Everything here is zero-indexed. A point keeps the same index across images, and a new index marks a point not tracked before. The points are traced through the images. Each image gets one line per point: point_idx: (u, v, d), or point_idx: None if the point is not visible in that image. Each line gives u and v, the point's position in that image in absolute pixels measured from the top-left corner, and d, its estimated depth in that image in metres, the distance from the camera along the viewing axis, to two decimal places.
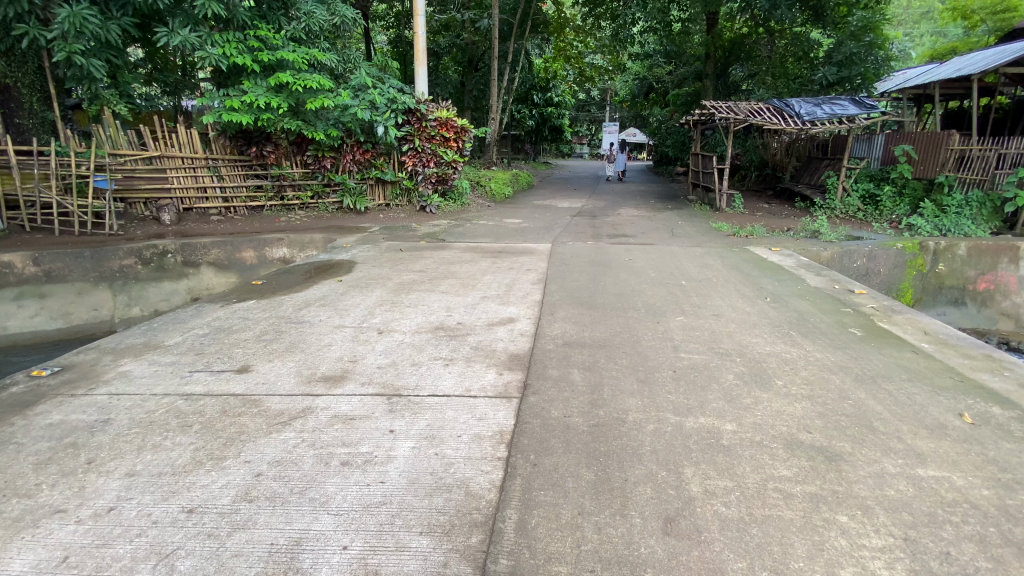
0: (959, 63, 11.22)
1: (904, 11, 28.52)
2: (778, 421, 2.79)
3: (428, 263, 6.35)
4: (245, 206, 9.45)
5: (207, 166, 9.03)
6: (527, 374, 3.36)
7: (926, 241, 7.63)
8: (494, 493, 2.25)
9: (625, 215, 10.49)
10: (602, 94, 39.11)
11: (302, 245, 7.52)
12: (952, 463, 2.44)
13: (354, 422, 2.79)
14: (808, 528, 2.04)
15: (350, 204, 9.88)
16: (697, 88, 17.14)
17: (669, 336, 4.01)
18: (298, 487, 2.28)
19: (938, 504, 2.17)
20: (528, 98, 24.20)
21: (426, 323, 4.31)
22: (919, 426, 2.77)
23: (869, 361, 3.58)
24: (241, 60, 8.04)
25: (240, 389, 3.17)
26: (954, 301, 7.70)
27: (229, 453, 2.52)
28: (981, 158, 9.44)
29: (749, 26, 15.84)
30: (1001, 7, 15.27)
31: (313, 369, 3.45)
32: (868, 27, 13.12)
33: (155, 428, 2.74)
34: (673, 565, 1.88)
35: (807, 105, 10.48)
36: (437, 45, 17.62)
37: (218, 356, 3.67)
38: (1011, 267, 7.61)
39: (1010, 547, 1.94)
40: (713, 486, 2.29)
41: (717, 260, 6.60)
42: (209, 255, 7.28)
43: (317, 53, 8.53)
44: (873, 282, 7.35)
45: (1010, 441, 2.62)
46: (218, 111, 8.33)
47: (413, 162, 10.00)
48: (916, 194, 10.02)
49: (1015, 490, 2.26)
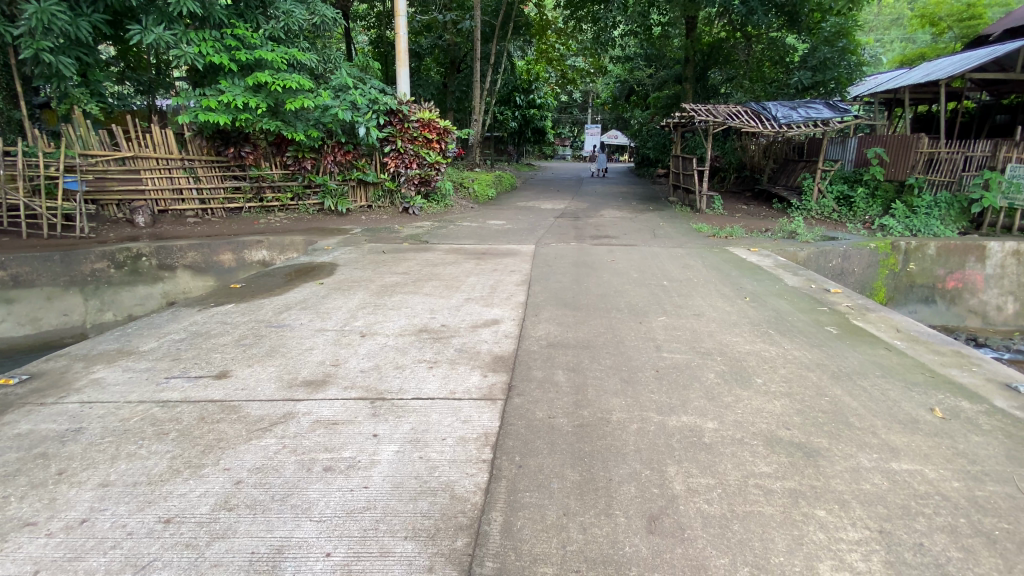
0: (927, 68, 11.51)
1: (874, 17, 29.45)
2: (758, 419, 2.84)
3: (411, 265, 6.32)
4: (223, 208, 9.26)
5: (183, 166, 8.85)
6: (512, 375, 3.37)
7: (897, 240, 7.82)
8: (479, 496, 2.25)
9: (608, 216, 10.63)
10: (584, 96, 39.63)
11: (281, 247, 7.41)
12: (924, 457, 2.51)
13: (337, 427, 2.76)
14: (788, 523, 2.08)
15: (331, 205, 9.81)
16: (676, 92, 17.44)
17: (652, 336, 4.06)
18: (280, 494, 2.24)
19: (911, 497, 2.24)
20: (510, 100, 24.28)
21: (410, 326, 4.29)
22: (892, 420, 2.85)
23: (845, 358, 3.67)
24: (218, 60, 7.88)
25: (219, 395, 3.10)
26: (925, 298, 7.91)
27: (208, 461, 2.47)
28: (949, 160, 9.69)
29: (727, 31, 15.93)
30: (966, 14, 15.83)
31: (294, 374, 3.39)
32: (842, 33, 13.65)
33: (130, 436, 2.67)
34: (657, 563, 1.90)
35: (783, 108, 10.69)
36: (420, 46, 17.57)
37: (195, 362, 3.59)
38: (978, 266, 7.82)
39: (980, 537, 2.01)
40: (696, 483, 2.32)
41: (698, 260, 6.70)
42: (185, 258, 7.10)
43: (297, 53, 8.38)
44: (848, 281, 7.55)
45: (978, 434, 2.71)
46: (194, 111, 8.15)
47: (395, 164, 9.92)
48: (887, 195, 10.32)
49: (984, 481, 2.34)
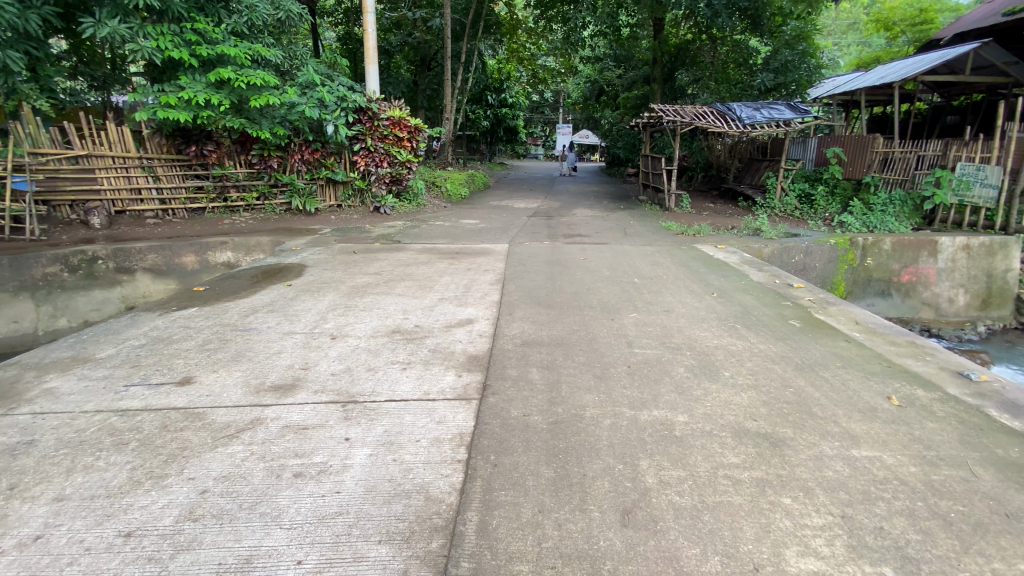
0: (881, 71, 12.00)
1: (832, 22, 30.58)
2: (726, 411, 2.91)
3: (383, 266, 6.23)
4: (185, 208, 8.94)
5: (141, 165, 8.51)
6: (486, 375, 3.36)
7: (855, 236, 8.14)
8: (454, 496, 2.23)
9: (580, 214, 10.73)
10: (555, 96, 39.84)
11: (247, 249, 7.22)
12: (882, 443, 2.63)
13: (307, 432, 2.69)
14: (756, 512, 2.14)
15: (299, 205, 9.59)
16: (645, 92, 17.67)
17: (624, 333, 4.12)
18: (248, 502, 2.18)
19: (871, 482, 2.33)
20: (482, 99, 24.23)
21: (382, 327, 4.23)
22: (852, 409, 2.97)
23: (808, 350, 3.81)
24: (177, 54, 7.60)
25: (183, 402, 2.99)
26: (882, 292, 8.26)
27: (171, 470, 2.38)
28: (903, 160, 9.94)
29: (693, 33, 16.30)
30: (919, 19, 16.67)
31: (261, 379, 3.30)
32: (801, 36, 14.08)
33: (86, 447, 2.55)
34: (630, 556, 1.92)
35: (747, 110, 10.94)
36: (389, 44, 17.33)
37: (156, 368, 3.45)
38: (931, 260, 8.20)
39: (936, 519, 2.11)
40: (667, 476, 2.36)
41: (667, 257, 6.83)
42: (145, 261, 6.80)
43: (261, 48, 8.14)
44: (810, 276, 7.83)
45: (932, 421, 2.85)
46: (152, 108, 7.84)
47: (365, 162, 9.76)
48: (846, 193, 10.73)
49: (938, 466, 2.46)
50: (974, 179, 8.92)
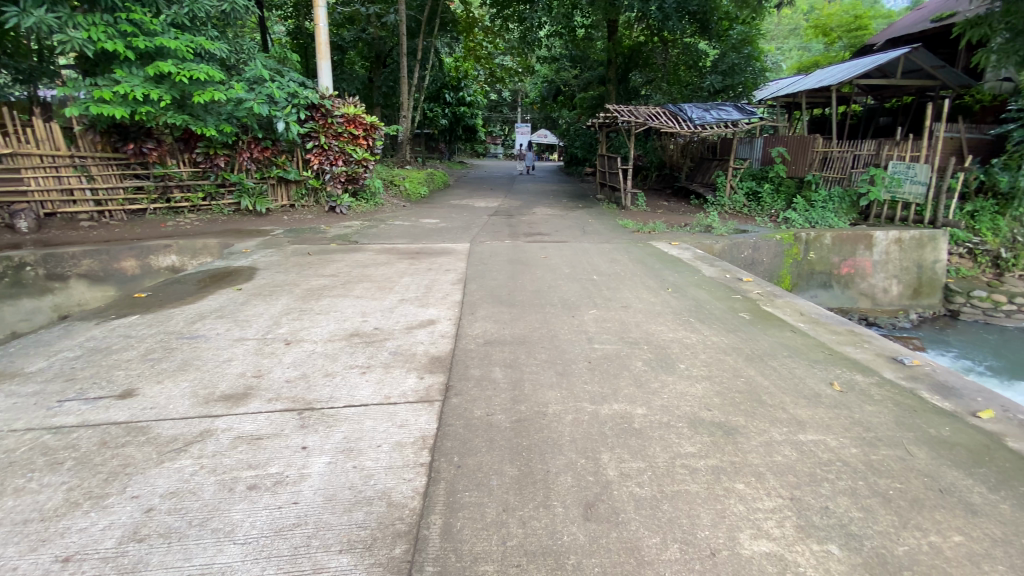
0: (821, 75, 12.66)
1: (775, 27, 32.11)
2: (682, 402, 3.01)
3: (340, 267, 6.07)
4: (123, 210, 8.41)
5: (73, 165, 7.94)
6: (449, 376, 3.34)
7: (799, 232, 8.57)
8: (418, 501, 2.20)
9: (540, 213, 10.80)
10: (513, 95, 39.98)
11: (193, 252, 6.91)
12: (827, 427, 2.78)
13: (261, 442, 2.59)
14: (712, 498, 2.22)
15: (249, 205, 9.20)
16: (600, 93, 18.06)
17: (584, 329, 4.18)
18: (199, 519, 2.08)
19: (816, 465, 2.47)
20: (439, 97, 24.00)
21: (339, 330, 4.12)
22: (798, 396, 3.13)
23: (758, 341, 3.99)
24: (112, 46, 7.15)
25: (124, 417, 2.82)
26: (824, 284, 8.75)
27: (113, 489, 2.23)
28: (840, 159, 10.61)
29: (645, 35, 16.66)
30: (854, 26, 17.73)
31: (211, 389, 3.14)
32: (746, 40, 14.85)
33: (16, 469, 2.36)
34: (594, 549, 1.96)
35: (697, 111, 11.37)
36: (341, 39, 16.87)
37: (94, 382, 3.23)
38: (867, 253, 8.74)
39: (875, 497, 2.25)
40: (628, 468, 2.42)
41: (625, 254, 6.99)
42: (80, 267, 6.35)
43: (204, 41, 7.77)
44: (758, 270, 8.20)
45: (871, 404, 3.04)
46: (85, 103, 7.37)
47: (319, 161, 9.47)
48: (790, 190, 11.29)
49: (877, 446, 2.62)
50: (904, 176, 9.50)
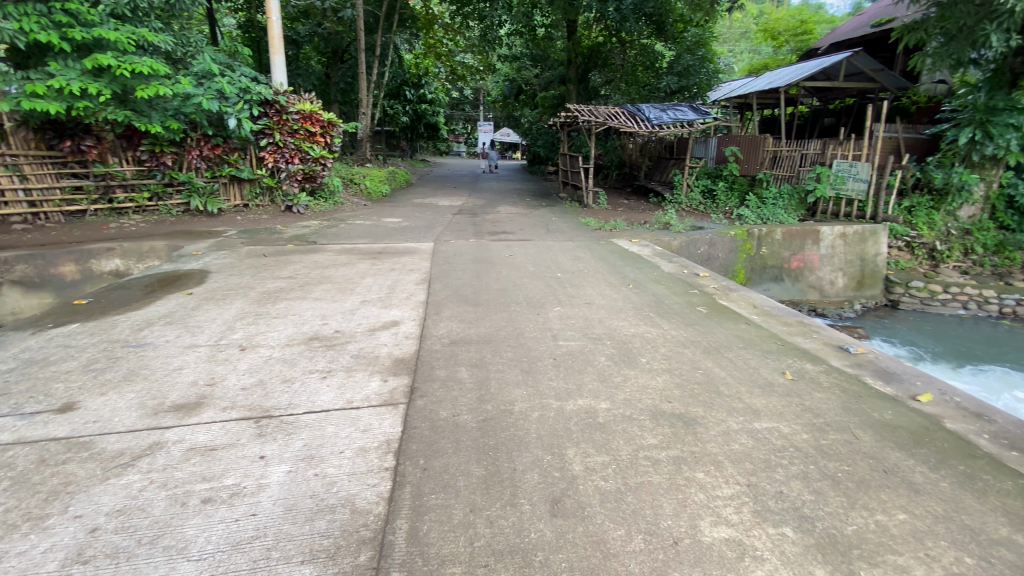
0: (771, 77, 13.19)
1: (727, 30, 33.24)
2: (644, 396, 3.08)
3: (298, 269, 5.90)
4: (60, 212, 7.88)
5: (3, 163, 7.33)
6: (413, 377, 3.29)
7: (752, 228, 8.92)
8: (383, 506, 2.17)
9: (503, 212, 10.81)
10: (475, 93, 39.82)
11: (139, 255, 6.58)
12: (780, 415, 2.91)
13: (215, 453, 2.49)
14: (674, 488, 2.29)
15: (199, 205, 8.80)
16: (561, 92, 18.28)
17: (549, 327, 4.21)
18: (149, 537, 1.97)
19: (771, 451, 2.58)
20: (399, 94, 23.63)
21: (298, 334, 4.00)
22: (753, 386, 3.26)
23: (714, 334, 4.13)
24: (44, 37, 6.70)
25: (64, 432, 2.64)
26: (776, 277, 9.15)
27: (53, 510, 2.10)
28: (789, 158, 11.15)
29: (604, 35, 16.83)
30: (800, 30, 18.58)
31: (160, 399, 2.99)
32: (700, 43, 15.09)
33: None
34: (560, 544, 1.98)
35: (655, 111, 11.66)
36: (296, 33, 16.32)
37: (30, 396, 3.02)
38: (814, 248, 9.20)
39: (825, 479, 2.38)
40: (593, 462, 2.46)
41: (587, 252, 7.09)
42: (13, 273, 5.94)
43: (147, 33, 7.36)
44: (714, 265, 8.49)
45: (820, 391, 3.20)
46: (16, 98, 6.89)
47: (274, 159, 9.16)
48: (743, 188, 11.73)
49: (826, 431, 2.76)
50: (847, 174, 10.13)
